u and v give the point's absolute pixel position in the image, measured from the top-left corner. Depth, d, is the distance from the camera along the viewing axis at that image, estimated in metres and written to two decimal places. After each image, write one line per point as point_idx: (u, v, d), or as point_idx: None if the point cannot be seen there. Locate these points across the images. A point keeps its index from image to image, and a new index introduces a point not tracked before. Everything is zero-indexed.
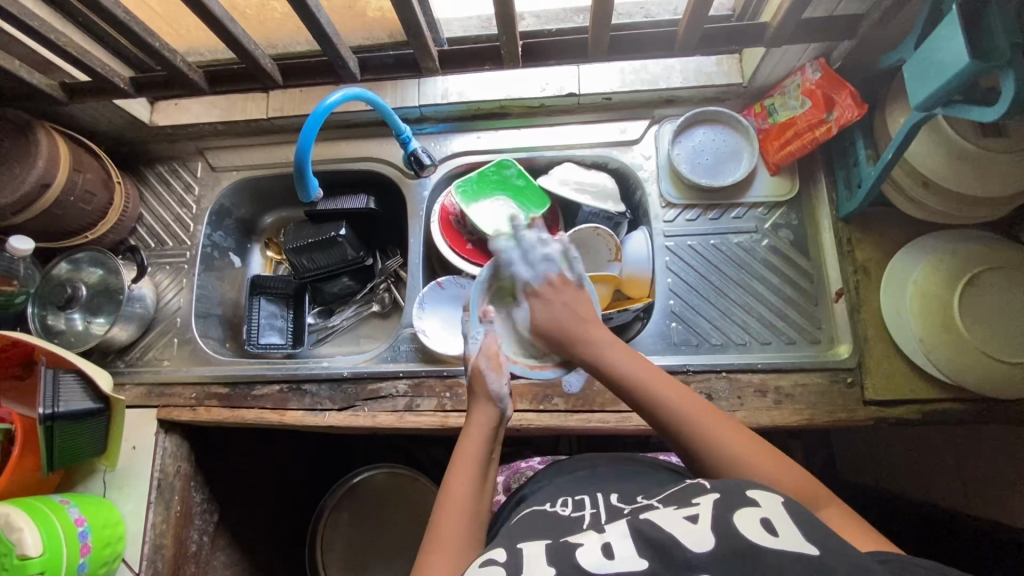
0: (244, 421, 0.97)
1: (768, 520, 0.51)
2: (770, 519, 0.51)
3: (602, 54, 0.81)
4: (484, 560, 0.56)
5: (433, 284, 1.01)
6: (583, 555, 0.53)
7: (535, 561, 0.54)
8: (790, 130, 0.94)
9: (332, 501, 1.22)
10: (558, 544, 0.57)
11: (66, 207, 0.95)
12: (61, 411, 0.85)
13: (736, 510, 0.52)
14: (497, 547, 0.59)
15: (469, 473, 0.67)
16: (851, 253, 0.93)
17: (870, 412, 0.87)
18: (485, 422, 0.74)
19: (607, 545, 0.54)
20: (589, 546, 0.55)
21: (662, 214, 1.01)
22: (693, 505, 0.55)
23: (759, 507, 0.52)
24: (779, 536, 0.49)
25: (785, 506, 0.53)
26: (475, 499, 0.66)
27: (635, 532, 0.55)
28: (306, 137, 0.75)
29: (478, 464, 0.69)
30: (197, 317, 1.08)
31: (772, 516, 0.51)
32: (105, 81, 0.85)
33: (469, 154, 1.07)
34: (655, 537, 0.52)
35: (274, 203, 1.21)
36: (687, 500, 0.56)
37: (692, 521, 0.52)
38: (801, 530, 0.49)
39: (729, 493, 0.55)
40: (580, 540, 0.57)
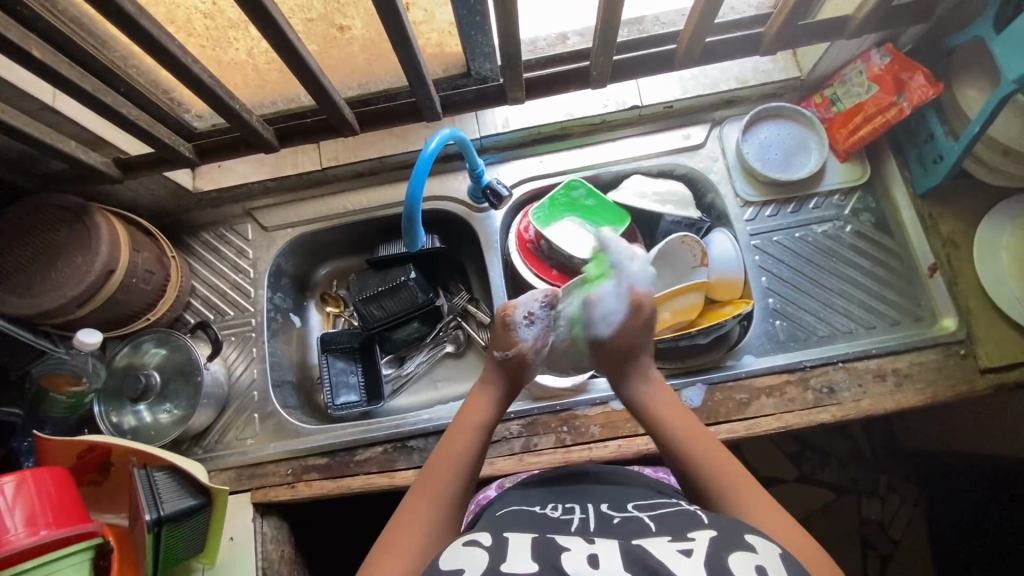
0: (351, 490, 0.90)
1: (762, 566, 0.50)
2: (766, 567, 0.50)
3: (692, 62, 0.82)
4: (467, 542, 0.56)
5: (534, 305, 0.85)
6: (569, 558, 0.52)
7: (522, 555, 0.53)
8: (859, 116, 0.95)
9: None
10: (544, 543, 0.55)
11: (128, 291, 0.87)
12: (167, 513, 0.78)
13: (731, 552, 0.51)
14: (482, 531, 0.59)
15: (464, 440, 0.72)
16: (935, 228, 0.94)
17: (989, 381, 0.87)
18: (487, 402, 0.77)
19: (594, 554, 0.52)
20: (576, 552, 0.53)
21: (741, 215, 1.01)
22: (689, 540, 0.54)
23: (754, 554, 0.51)
24: None
25: (783, 559, 0.51)
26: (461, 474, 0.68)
27: (627, 546, 0.53)
28: (416, 183, 0.72)
29: (474, 434, 0.73)
30: (273, 386, 1.01)
31: (766, 563, 0.50)
32: (171, 150, 0.80)
33: (535, 179, 1.05)
34: (646, 558, 0.51)
35: (326, 255, 1.15)
36: (682, 533, 0.55)
37: (685, 554, 0.51)
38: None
39: (727, 534, 0.54)
40: (567, 543, 0.55)
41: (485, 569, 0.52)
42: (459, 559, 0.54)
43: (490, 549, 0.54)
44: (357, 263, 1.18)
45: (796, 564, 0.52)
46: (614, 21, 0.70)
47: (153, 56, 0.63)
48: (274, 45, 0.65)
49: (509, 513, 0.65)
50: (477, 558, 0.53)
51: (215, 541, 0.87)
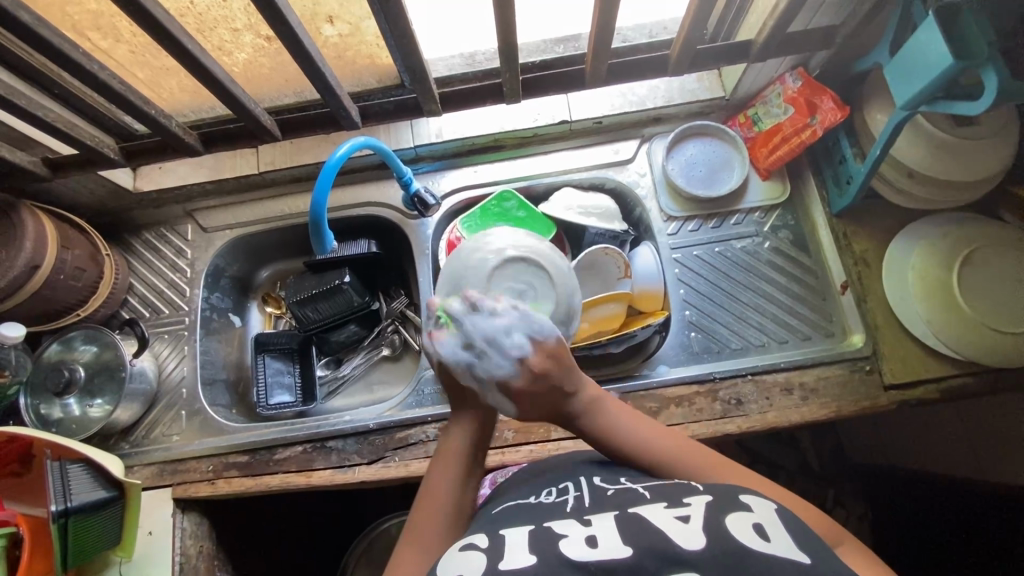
0: (269, 489, 0.92)
1: (760, 525, 0.53)
2: (763, 525, 0.53)
3: (601, 80, 0.85)
4: (463, 546, 0.58)
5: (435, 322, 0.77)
6: (567, 545, 0.54)
7: (518, 548, 0.55)
8: (777, 137, 0.98)
9: (357, 552, 1.15)
10: (540, 532, 0.58)
11: (56, 287, 0.90)
12: (75, 505, 0.80)
13: (728, 513, 0.54)
14: (477, 532, 0.61)
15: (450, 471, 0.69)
16: (849, 247, 0.97)
17: (893, 397, 0.90)
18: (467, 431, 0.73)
19: (592, 536, 0.55)
20: (574, 537, 0.56)
21: (665, 229, 1.04)
22: (685, 507, 0.57)
23: (751, 513, 0.54)
24: (771, 541, 0.51)
25: (778, 513, 0.55)
26: (454, 505, 0.66)
27: (623, 525, 0.56)
28: (320, 190, 0.80)
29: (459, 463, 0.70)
30: (203, 384, 1.03)
31: (765, 522, 0.53)
32: (94, 152, 0.82)
33: (468, 188, 1.08)
34: (647, 532, 0.54)
35: (267, 257, 1.18)
36: (678, 500, 0.58)
37: (683, 521, 0.54)
38: (793, 540, 0.51)
39: (721, 497, 0.57)
40: (563, 529, 0.57)
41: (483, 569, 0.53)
42: (456, 566, 0.55)
43: (486, 550, 0.56)
44: (300, 266, 1.21)
45: (789, 516, 0.55)
46: (512, 43, 0.74)
47: (63, 63, 0.66)
48: (178, 55, 0.68)
49: (506, 507, 0.67)
50: (475, 560, 0.55)
51: (131, 534, 0.88)
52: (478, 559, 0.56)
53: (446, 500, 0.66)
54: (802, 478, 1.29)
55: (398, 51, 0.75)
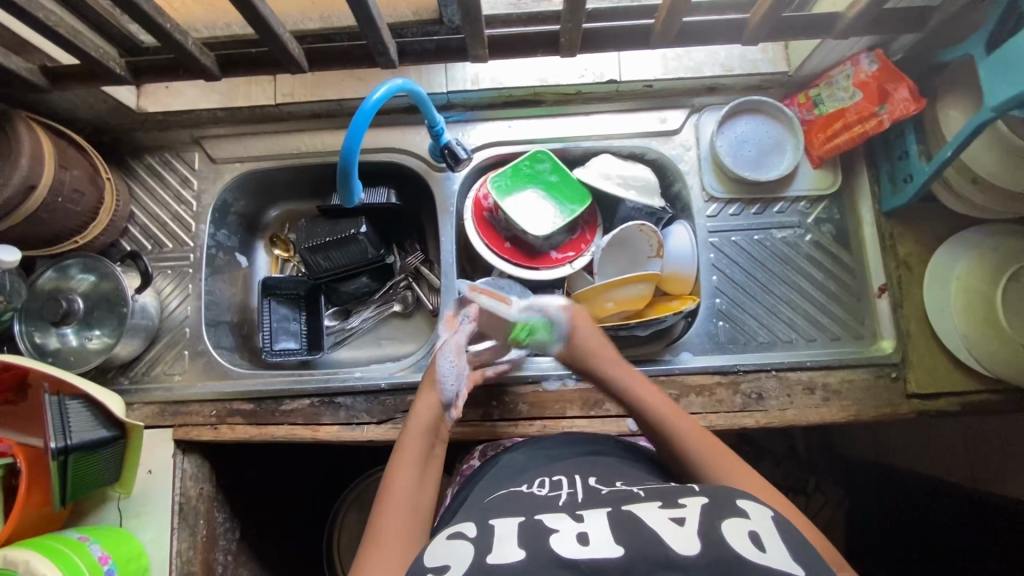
0: (274, 439, 0.90)
1: (756, 533, 0.54)
2: (758, 533, 0.55)
3: (668, 42, 0.77)
4: (453, 534, 0.61)
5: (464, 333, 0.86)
6: (559, 540, 0.56)
7: (509, 543, 0.57)
8: (837, 123, 0.92)
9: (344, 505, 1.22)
10: (531, 526, 0.59)
11: (53, 210, 0.83)
12: (75, 443, 0.77)
13: (724, 519, 0.56)
14: (468, 520, 0.63)
15: (411, 465, 0.71)
16: (893, 248, 0.93)
17: (913, 406, 0.89)
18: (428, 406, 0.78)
19: (583, 533, 0.57)
20: (565, 533, 0.57)
21: (705, 209, 0.98)
22: (681, 509, 0.58)
23: (748, 520, 0.56)
24: (766, 551, 0.52)
25: (773, 520, 0.57)
26: (422, 490, 0.70)
27: (615, 523, 0.58)
28: (353, 136, 0.74)
29: (421, 454, 0.73)
30: (208, 325, 0.99)
31: (761, 530, 0.55)
32: (98, 66, 0.74)
33: (499, 144, 1.01)
34: (641, 532, 0.55)
35: (278, 196, 1.11)
36: (674, 501, 0.60)
37: (678, 524, 0.56)
38: (789, 550, 0.52)
39: (717, 500, 0.59)
40: (555, 524, 0.59)
41: (471, 562, 0.55)
42: (444, 554, 0.58)
43: (475, 541, 0.58)
44: (311, 208, 1.15)
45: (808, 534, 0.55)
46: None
47: None
48: None
49: (497, 496, 0.69)
50: (463, 552, 0.57)
51: (131, 473, 0.87)
52: (469, 548, 0.58)
53: (407, 490, 0.68)
54: (791, 465, 1.31)
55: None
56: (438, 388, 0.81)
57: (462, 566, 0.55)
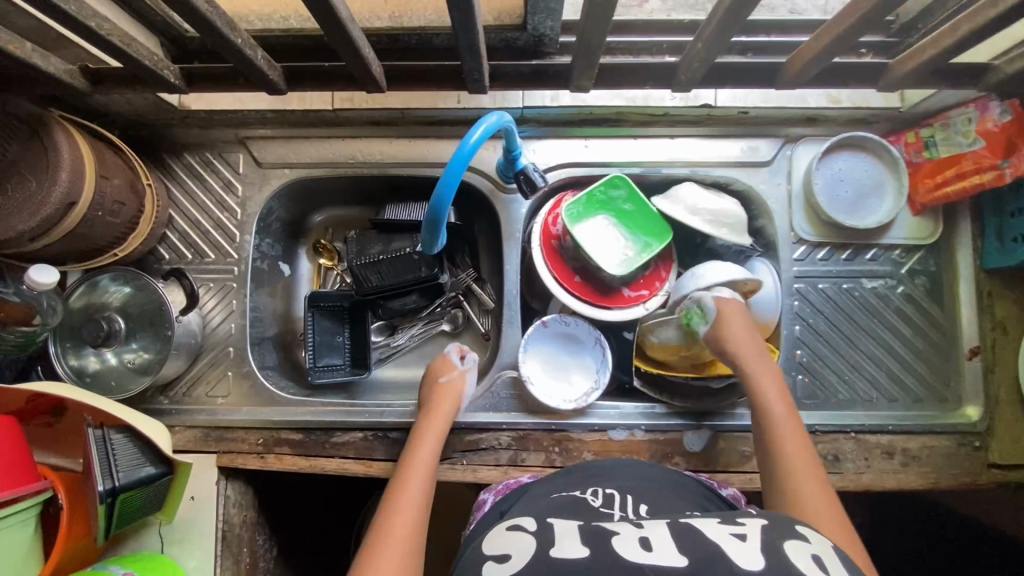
0: (324, 472, 0.86)
1: (819, 557, 0.49)
2: (821, 558, 0.49)
3: (800, 82, 0.68)
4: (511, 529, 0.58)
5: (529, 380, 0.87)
6: (618, 541, 0.52)
7: (567, 542, 0.54)
8: (950, 169, 0.84)
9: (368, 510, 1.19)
10: (590, 529, 0.56)
11: (93, 225, 0.75)
12: (123, 484, 0.72)
13: (786, 540, 0.51)
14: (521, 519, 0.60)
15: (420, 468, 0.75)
16: (991, 308, 0.87)
17: (994, 476, 0.85)
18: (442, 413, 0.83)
19: (645, 538, 0.53)
20: (626, 537, 0.54)
21: (792, 251, 0.92)
22: (740, 526, 0.54)
23: (809, 544, 0.51)
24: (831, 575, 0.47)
25: (836, 551, 0.51)
26: (431, 487, 0.73)
27: (676, 532, 0.53)
28: (448, 188, 0.67)
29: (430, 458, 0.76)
30: (253, 343, 0.93)
31: (823, 554, 0.50)
32: (151, 75, 0.65)
33: (573, 166, 0.92)
34: (700, 541, 0.51)
35: (325, 202, 1.03)
36: (732, 518, 0.56)
37: (741, 539, 0.51)
38: None
39: (777, 522, 0.54)
40: (614, 529, 0.56)
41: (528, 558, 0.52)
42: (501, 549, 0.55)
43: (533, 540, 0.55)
44: (358, 215, 1.07)
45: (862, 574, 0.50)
46: (739, 19, 0.56)
47: None
48: None
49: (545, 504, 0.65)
50: (521, 546, 0.55)
51: (175, 502, 0.82)
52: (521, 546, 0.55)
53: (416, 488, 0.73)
54: None
55: (584, 19, 0.57)
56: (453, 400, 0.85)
57: (523, 559, 0.53)
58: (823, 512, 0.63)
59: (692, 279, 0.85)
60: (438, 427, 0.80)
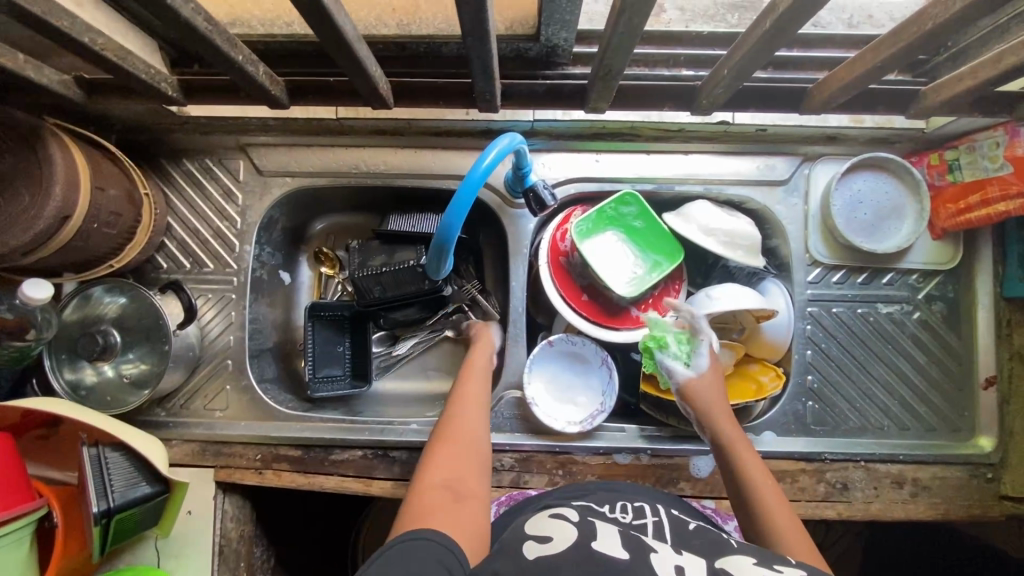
0: (323, 490, 0.85)
1: None
2: None
3: (827, 107, 0.65)
4: (554, 515, 0.59)
5: (530, 402, 0.85)
6: (657, 559, 0.51)
7: (613, 543, 0.53)
8: (975, 195, 0.81)
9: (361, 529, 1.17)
10: (631, 538, 0.55)
11: (89, 238, 0.73)
12: (117, 505, 0.70)
13: None
14: (569, 509, 0.61)
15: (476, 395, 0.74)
16: (1009, 338, 0.85)
17: (1006, 509, 0.83)
18: (483, 356, 0.84)
19: (679, 565, 0.51)
20: (664, 557, 0.52)
21: (806, 274, 0.89)
22: (777, 573, 0.49)
23: None
24: None
25: None
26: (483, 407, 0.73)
27: (711, 568, 0.50)
28: (457, 212, 0.65)
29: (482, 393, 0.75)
30: (252, 356, 0.91)
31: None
32: (148, 88, 0.62)
33: (582, 181, 0.90)
34: None
35: (327, 210, 1.01)
36: (770, 563, 0.51)
37: None
38: None
39: None
40: (654, 546, 0.54)
41: (572, 542, 0.53)
42: (546, 529, 0.56)
43: (579, 530, 0.56)
44: (361, 223, 1.04)
45: None
46: (769, 46, 0.53)
47: None
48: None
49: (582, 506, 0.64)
50: (564, 532, 0.55)
51: (172, 517, 0.81)
52: (568, 532, 0.55)
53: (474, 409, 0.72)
54: None
55: (606, 33, 0.53)
56: (490, 348, 0.86)
57: (564, 544, 0.53)
58: (782, 521, 0.62)
59: (706, 300, 0.83)
60: (481, 368, 0.81)
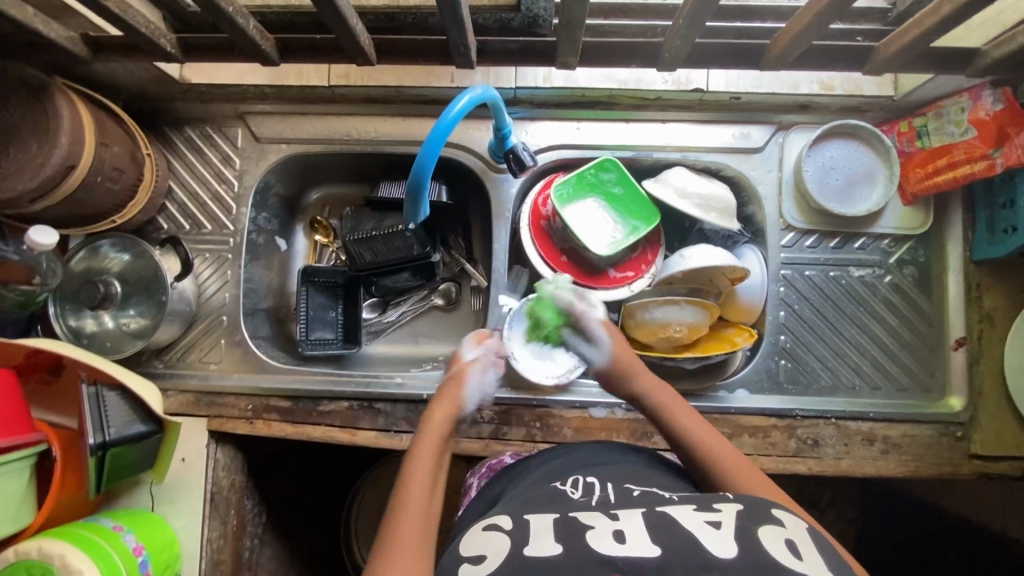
0: (311, 439, 0.88)
1: (792, 541, 0.49)
2: (794, 541, 0.49)
3: (784, 65, 0.69)
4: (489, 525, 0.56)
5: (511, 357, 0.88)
6: (593, 537, 0.51)
7: (545, 536, 0.52)
8: (941, 159, 0.84)
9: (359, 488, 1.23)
10: (566, 521, 0.54)
11: (92, 190, 0.78)
12: (112, 439, 0.75)
13: (759, 527, 0.50)
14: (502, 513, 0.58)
15: (426, 469, 0.62)
16: (978, 301, 0.86)
17: (975, 467, 0.85)
18: (445, 415, 0.69)
19: (619, 532, 0.51)
20: (601, 530, 0.52)
21: (780, 238, 0.92)
22: (715, 513, 0.52)
23: (783, 528, 0.50)
24: (803, 560, 0.47)
25: (809, 532, 0.51)
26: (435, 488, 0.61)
27: (652, 524, 0.52)
28: (428, 151, 0.68)
29: (436, 459, 0.63)
30: (246, 314, 0.96)
31: (796, 537, 0.49)
32: (148, 43, 0.67)
33: (563, 147, 0.93)
34: (675, 533, 0.50)
35: (322, 179, 1.05)
36: (707, 505, 0.54)
37: (713, 527, 0.50)
38: (824, 560, 0.47)
39: (752, 508, 0.53)
40: (589, 520, 0.54)
41: (508, 556, 0.50)
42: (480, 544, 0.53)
43: (512, 534, 0.53)
44: (354, 193, 1.09)
45: (824, 540, 0.51)
46: None
47: None
48: None
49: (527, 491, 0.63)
50: (500, 541, 0.53)
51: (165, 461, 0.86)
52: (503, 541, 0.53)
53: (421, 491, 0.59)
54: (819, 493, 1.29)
55: None
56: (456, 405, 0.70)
57: (500, 559, 0.51)
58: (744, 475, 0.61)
59: (679, 259, 0.87)
60: (437, 431, 0.66)
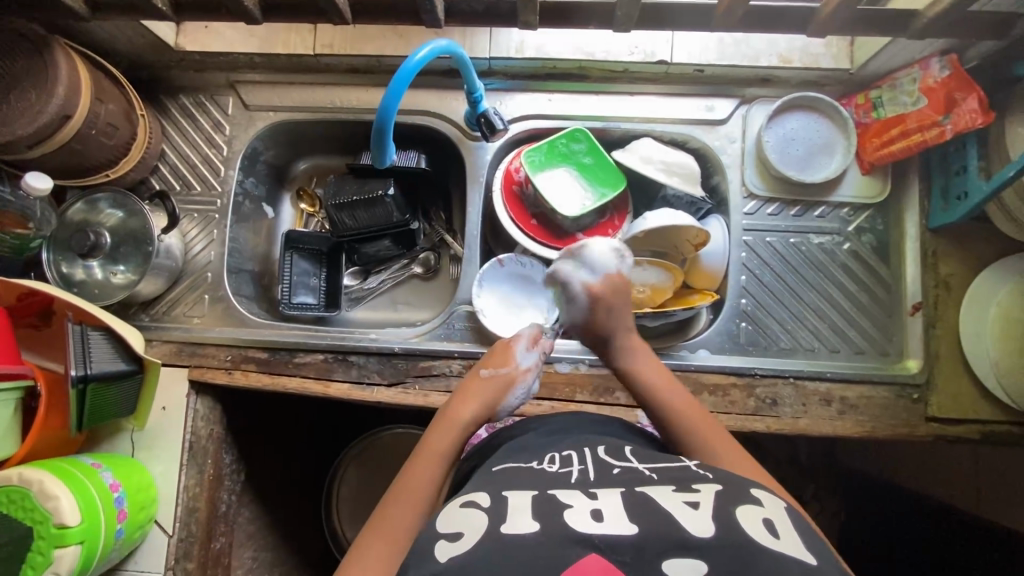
0: (285, 390, 0.91)
1: (770, 520, 0.47)
2: (772, 520, 0.47)
3: (730, 25, 0.73)
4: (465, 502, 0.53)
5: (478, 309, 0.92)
6: (571, 515, 0.48)
7: (522, 514, 0.49)
8: (895, 129, 0.87)
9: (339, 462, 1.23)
10: (543, 499, 0.51)
11: (86, 141, 0.83)
12: (93, 373, 0.79)
13: (738, 505, 0.48)
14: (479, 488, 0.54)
15: (432, 466, 0.63)
16: (934, 267, 0.88)
17: (932, 429, 0.86)
18: (470, 415, 0.69)
19: (597, 509, 0.48)
20: (578, 509, 0.49)
21: (742, 206, 0.95)
22: (695, 493, 0.50)
23: (762, 507, 0.49)
24: (781, 538, 0.46)
25: (788, 510, 0.50)
26: (436, 489, 0.62)
27: (631, 503, 0.49)
28: (393, 95, 0.74)
29: (444, 458, 0.64)
30: (229, 272, 1.00)
31: (775, 518, 0.48)
32: None
33: (535, 117, 0.98)
34: (654, 512, 0.47)
35: (308, 149, 1.10)
36: (687, 485, 0.52)
37: (692, 507, 0.48)
38: (804, 540, 0.46)
39: (732, 487, 0.51)
40: (567, 498, 0.51)
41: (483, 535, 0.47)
42: (455, 522, 0.50)
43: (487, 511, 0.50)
44: (339, 165, 1.13)
45: (801, 519, 0.50)
46: None
47: None
48: None
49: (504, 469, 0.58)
50: (474, 520, 0.49)
51: (145, 405, 0.90)
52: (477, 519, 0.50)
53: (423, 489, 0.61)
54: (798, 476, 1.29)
55: None
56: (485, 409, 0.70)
57: (476, 537, 0.48)
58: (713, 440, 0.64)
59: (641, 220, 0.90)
60: (453, 432, 0.67)
